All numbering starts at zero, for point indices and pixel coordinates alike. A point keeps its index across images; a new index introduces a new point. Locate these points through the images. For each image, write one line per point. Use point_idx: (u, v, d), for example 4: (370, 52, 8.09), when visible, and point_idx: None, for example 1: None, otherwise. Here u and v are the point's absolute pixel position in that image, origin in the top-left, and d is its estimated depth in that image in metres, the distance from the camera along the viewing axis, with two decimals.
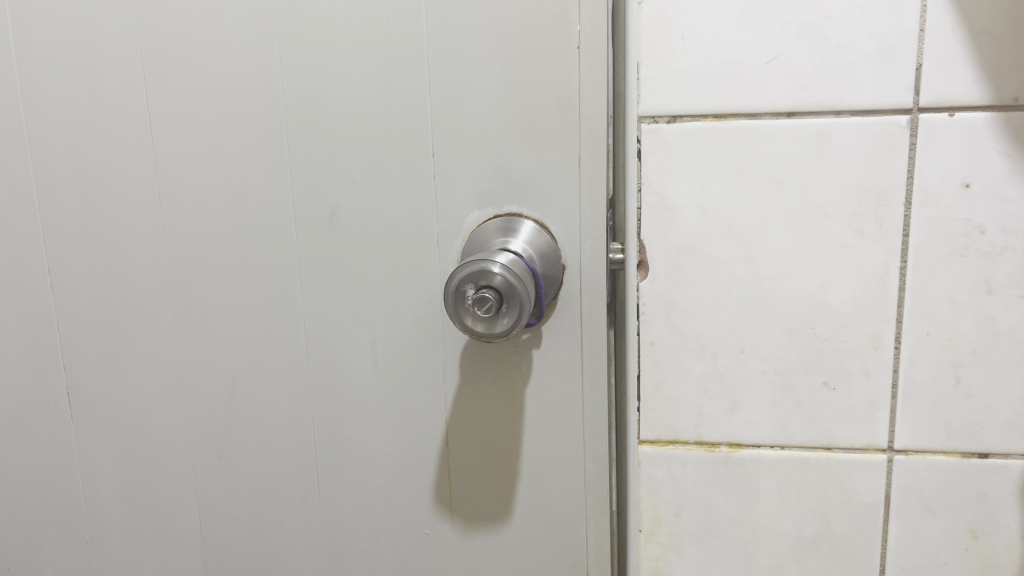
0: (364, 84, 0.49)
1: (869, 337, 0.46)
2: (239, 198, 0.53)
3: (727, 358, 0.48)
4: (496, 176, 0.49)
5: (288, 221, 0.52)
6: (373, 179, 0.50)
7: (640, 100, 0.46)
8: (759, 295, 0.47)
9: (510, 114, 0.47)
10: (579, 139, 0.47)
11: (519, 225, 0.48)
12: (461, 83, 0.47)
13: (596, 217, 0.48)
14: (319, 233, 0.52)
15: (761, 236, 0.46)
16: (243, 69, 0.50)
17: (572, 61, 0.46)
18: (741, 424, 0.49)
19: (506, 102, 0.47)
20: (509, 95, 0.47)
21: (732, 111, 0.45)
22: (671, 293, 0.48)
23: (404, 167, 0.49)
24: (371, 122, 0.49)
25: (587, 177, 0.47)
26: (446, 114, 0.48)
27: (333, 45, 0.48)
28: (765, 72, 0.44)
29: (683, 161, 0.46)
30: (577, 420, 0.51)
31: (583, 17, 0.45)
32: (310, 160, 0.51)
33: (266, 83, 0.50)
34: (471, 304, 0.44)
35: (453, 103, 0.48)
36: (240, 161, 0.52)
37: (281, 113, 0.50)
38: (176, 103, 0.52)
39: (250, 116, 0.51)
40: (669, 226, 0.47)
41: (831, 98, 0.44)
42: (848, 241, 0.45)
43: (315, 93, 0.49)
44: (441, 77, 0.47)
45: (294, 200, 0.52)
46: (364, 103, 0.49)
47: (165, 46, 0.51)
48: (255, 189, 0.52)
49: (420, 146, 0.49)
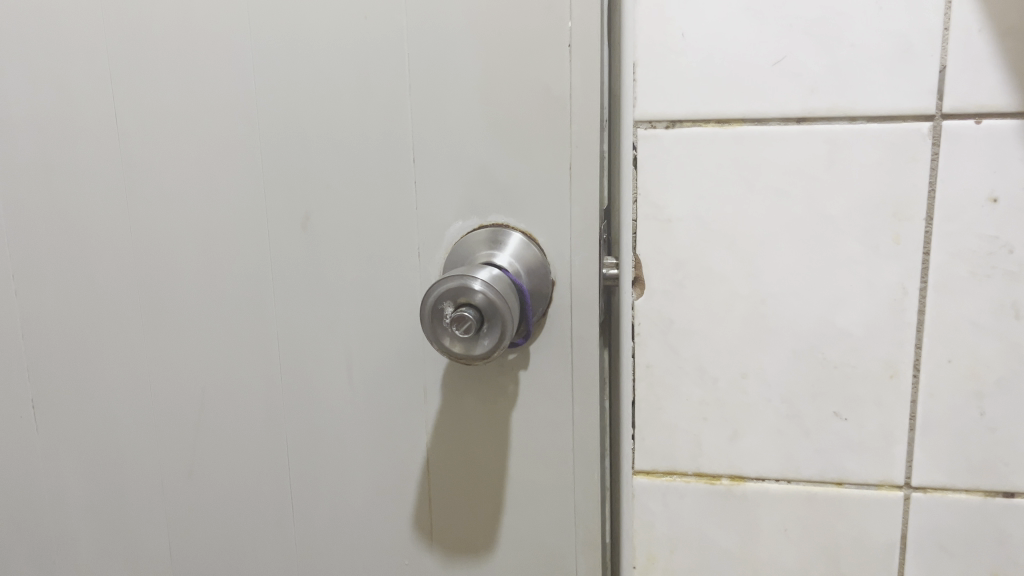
0: (340, 83, 0.45)
1: (884, 362, 0.42)
2: (210, 202, 0.49)
3: (728, 383, 0.44)
4: (480, 183, 0.45)
5: (261, 228, 0.49)
6: (349, 184, 0.47)
7: (636, 102, 0.42)
8: (762, 314, 0.43)
9: (495, 117, 0.43)
10: (570, 143, 0.43)
11: (507, 237, 0.45)
12: (444, 81, 0.44)
13: (588, 228, 0.44)
14: (293, 240, 0.48)
15: (766, 251, 0.42)
16: (213, 65, 0.47)
17: (562, 60, 0.42)
18: (744, 455, 0.45)
19: (491, 104, 0.43)
20: (494, 97, 0.43)
21: (736, 116, 0.41)
22: (668, 312, 0.44)
23: (382, 173, 0.46)
24: (347, 123, 0.46)
25: (578, 184, 0.43)
26: (427, 116, 0.44)
27: (308, 39, 0.45)
28: (772, 72, 0.40)
29: (683, 170, 0.42)
30: (566, 448, 0.47)
31: (575, 11, 0.41)
32: (283, 164, 0.47)
33: (238, 80, 0.47)
34: (450, 323, 0.40)
35: (435, 103, 0.44)
36: (211, 162, 0.49)
37: (254, 112, 0.47)
38: (146, 98, 0.49)
39: (220, 116, 0.48)
40: (666, 240, 0.43)
41: (844, 103, 0.40)
42: (861, 257, 0.41)
43: (288, 91, 0.46)
44: (421, 76, 0.44)
45: (267, 205, 0.48)
46: (340, 102, 0.45)
47: (134, 37, 0.48)
48: (227, 192, 0.49)
49: (400, 150, 0.45)
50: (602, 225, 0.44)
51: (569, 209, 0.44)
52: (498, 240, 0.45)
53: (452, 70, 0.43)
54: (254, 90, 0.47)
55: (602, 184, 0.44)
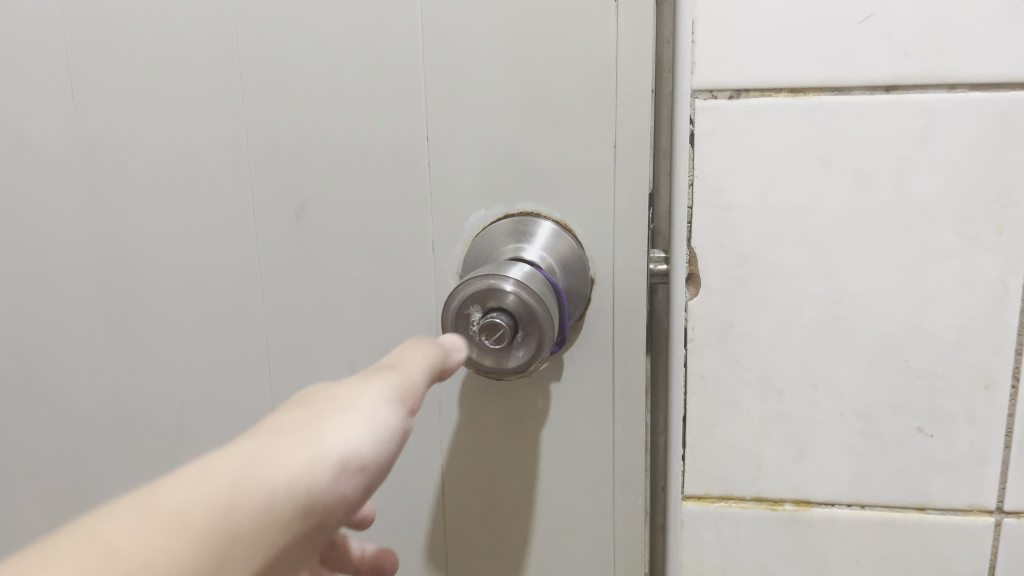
0: (339, 48, 0.38)
1: (979, 372, 0.36)
2: (186, 191, 0.42)
3: (795, 396, 0.38)
4: (507, 166, 0.38)
5: (247, 218, 0.42)
6: (350, 168, 0.40)
7: (694, 69, 0.35)
8: (838, 318, 0.37)
9: (524, 87, 0.37)
10: (615, 119, 0.36)
11: (536, 228, 0.38)
12: (464, 44, 0.37)
13: (635, 218, 0.38)
14: (284, 233, 0.41)
15: (845, 244, 0.36)
16: (187, 29, 0.40)
17: (607, 18, 0.35)
18: (811, 478, 0.39)
19: (520, 72, 0.37)
20: (524, 63, 0.37)
21: (813, 85, 0.35)
22: (727, 314, 0.38)
23: (389, 154, 0.39)
24: (348, 97, 0.39)
25: (624, 166, 0.37)
26: (444, 88, 0.38)
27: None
28: (858, 33, 0.34)
29: (748, 148, 0.36)
30: (605, 471, 0.41)
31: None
32: (271, 144, 0.40)
33: (218, 45, 0.40)
34: (478, 331, 0.34)
35: (454, 70, 0.37)
36: (187, 142, 0.42)
37: (237, 83, 0.40)
38: (108, 66, 0.42)
39: (197, 89, 0.41)
40: (727, 231, 0.37)
41: (942, 68, 0.34)
42: (956, 251, 0.35)
43: (277, 59, 0.39)
44: (436, 40, 0.37)
45: (254, 192, 0.41)
46: (339, 71, 0.38)
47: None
48: (206, 177, 0.42)
49: (410, 128, 0.39)
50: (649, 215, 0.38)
51: (612, 196, 0.38)
52: (527, 231, 0.38)
53: (474, 32, 0.37)
54: (237, 56, 0.40)
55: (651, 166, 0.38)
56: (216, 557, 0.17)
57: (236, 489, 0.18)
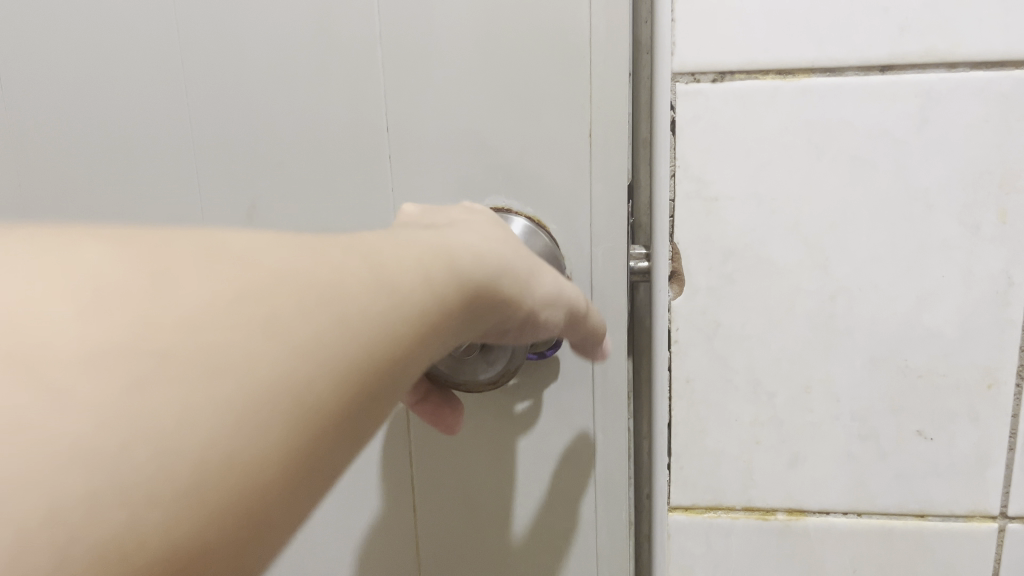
0: (288, 31, 0.35)
1: (982, 371, 0.34)
2: (128, 187, 0.39)
3: (788, 400, 0.36)
4: (475, 159, 0.35)
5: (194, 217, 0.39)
6: (305, 162, 0.37)
7: (674, 50, 0.33)
8: (832, 315, 0.35)
9: (493, 71, 0.34)
10: (589, 105, 0.34)
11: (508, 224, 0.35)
12: (424, 25, 0.34)
13: (613, 213, 0.35)
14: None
15: (839, 236, 0.34)
16: (123, 12, 0.36)
17: None
18: (805, 485, 0.37)
19: (486, 54, 0.34)
20: (491, 45, 0.34)
21: (803, 65, 0.32)
22: (715, 314, 0.35)
23: (347, 147, 0.36)
24: (300, 83, 0.36)
25: (600, 156, 0.34)
26: (404, 73, 0.35)
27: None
28: (851, 7, 0.31)
29: (734, 136, 0.33)
30: (587, 483, 0.38)
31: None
32: (219, 137, 0.37)
33: (157, 28, 0.36)
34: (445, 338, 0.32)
35: (414, 53, 0.34)
36: (127, 136, 0.38)
37: (180, 70, 0.37)
38: (37, 52, 0.38)
39: (136, 77, 0.37)
40: (712, 225, 0.34)
41: (942, 45, 0.31)
42: (957, 242, 0.33)
43: (221, 44, 0.36)
44: (394, 21, 0.34)
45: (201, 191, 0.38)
46: (289, 56, 0.35)
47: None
48: (149, 174, 0.39)
49: (370, 117, 0.36)
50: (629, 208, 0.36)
51: (589, 189, 0.35)
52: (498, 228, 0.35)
53: (435, 11, 0.34)
54: (178, 42, 0.36)
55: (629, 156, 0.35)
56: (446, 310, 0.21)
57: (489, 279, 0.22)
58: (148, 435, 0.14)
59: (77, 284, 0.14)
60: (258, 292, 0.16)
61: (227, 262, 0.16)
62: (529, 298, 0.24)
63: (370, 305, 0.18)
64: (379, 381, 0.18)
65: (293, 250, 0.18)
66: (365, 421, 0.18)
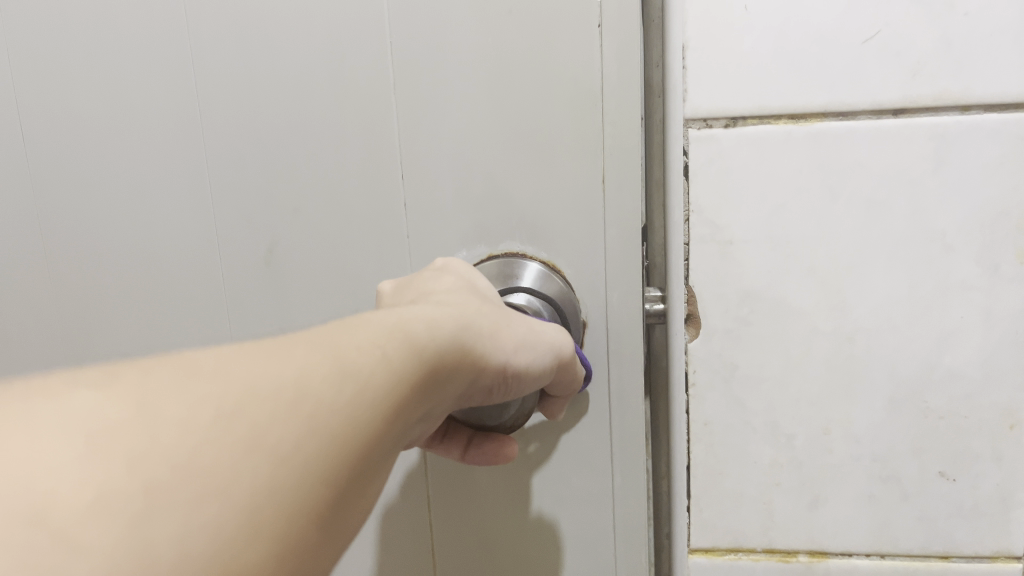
0: (304, 82, 0.35)
1: (1004, 411, 0.34)
2: (146, 235, 0.39)
3: (807, 442, 0.36)
4: (490, 205, 0.36)
5: (211, 266, 0.39)
6: (321, 210, 0.37)
7: (685, 95, 0.33)
8: (850, 356, 0.34)
9: (506, 119, 0.34)
10: (602, 151, 0.34)
11: (523, 269, 0.35)
12: (438, 75, 0.34)
13: (628, 258, 0.35)
14: (251, 281, 0.38)
15: (855, 278, 0.33)
16: (142, 66, 0.37)
17: (591, 44, 0.33)
18: (827, 527, 0.36)
19: (500, 103, 0.34)
20: (504, 93, 0.34)
21: (816, 109, 0.32)
22: (732, 356, 0.35)
23: (363, 194, 0.36)
24: (315, 132, 0.36)
25: (614, 201, 0.34)
26: (419, 122, 0.35)
27: (260, 25, 0.35)
28: (862, 52, 0.31)
29: (747, 180, 0.33)
30: (606, 526, 0.38)
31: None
32: (236, 186, 0.37)
33: (175, 81, 0.37)
34: None
35: (429, 102, 0.35)
36: (146, 187, 0.39)
37: (197, 121, 0.37)
38: (59, 106, 0.39)
39: (155, 128, 0.38)
40: (727, 268, 0.34)
41: (954, 88, 0.31)
42: (975, 283, 0.33)
43: (238, 95, 0.36)
44: (408, 72, 0.34)
45: (217, 240, 0.38)
46: (305, 106, 0.36)
47: (41, 30, 0.38)
48: (166, 224, 0.39)
49: (385, 165, 0.36)
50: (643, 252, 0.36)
51: (603, 233, 0.35)
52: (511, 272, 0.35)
53: (448, 60, 0.34)
54: (195, 94, 0.37)
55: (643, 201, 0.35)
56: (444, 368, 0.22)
57: (453, 344, 0.23)
58: (154, 570, 0.14)
59: (58, 433, 0.15)
60: (233, 409, 0.17)
61: (249, 358, 0.18)
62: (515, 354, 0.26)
63: (348, 398, 0.18)
64: (361, 469, 0.19)
65: (257, 360, 0.18)
66: (352, 510, 0.19)
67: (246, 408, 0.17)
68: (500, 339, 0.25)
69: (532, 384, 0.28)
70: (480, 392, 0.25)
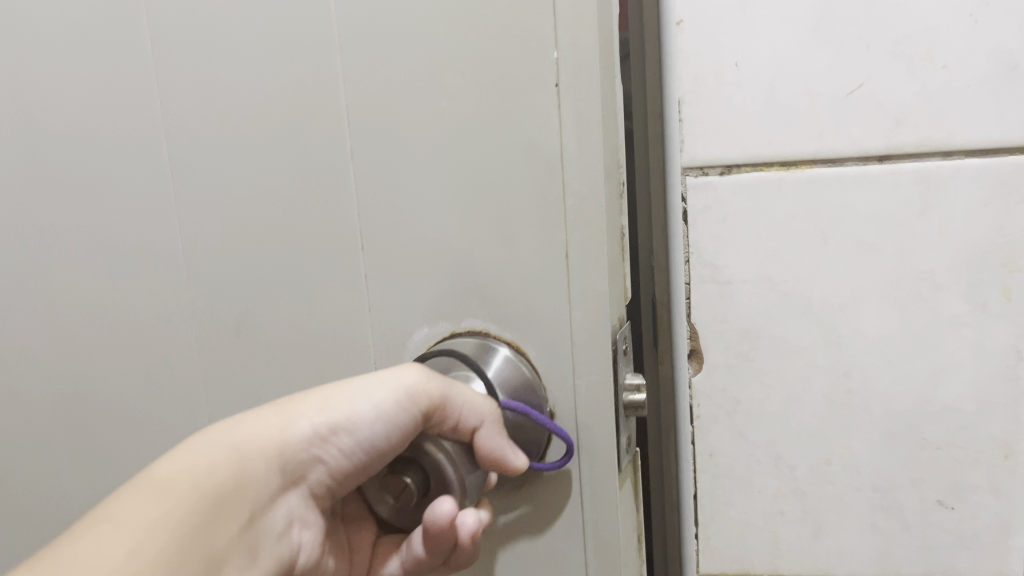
0: (270, 144, 0.34)
1: (998, 442, 0.35)
2: (118, 298, 0.38)
3: (809, 473, 0.37)
4: (454, 280, 0.33)
5: (185, 335, 0.37)
6: (285, 284, 0.35)
7: (682, 146, 0.35)
8: (848, 389, 0.36)
9: (464, 186, 0.32)
10: (566, 225, 0.31)
11: (490, 355, 0.33)
12: (396, 136, 0.32)
13: (598, 340, 0.32)
14: (224, 351, 0.37)
15: (850, 314, 0.35)
16: (117, 129, 0.37)
17: (551, 105, 0.30)
18: (831, 555, 0.38)
19: (460, 169, 0.32)
20: (462, 161, 0.32)
21: (806, 157, 0.34)
22: (735, 390, 0.37)
23: (324, 266, 0.35)
24: (279, 197, 0.35)
25: (578, 280, 0.32)
26: (381, 184, 0.33)
27: (226, 90, 0.34)
28: (848, 103, 0.33)
29: (743, 224, 0.35)
30: None
31: (562, 35, 0.30)
32: (204, 253, 0.36)
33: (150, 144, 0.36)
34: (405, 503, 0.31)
35: (388, 165, 0.33)
36: (123, 254, 0.38)
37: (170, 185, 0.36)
38: (38, 178, 0.39)
39: (129, 191, 0.37)
40: (727, 306, 0.36)
41: (936, 136, 0.33)
42: (965, 318, 0.34)
43: (208, 159, 0.35)
44: (366, 133, 0.33)
45: (194, 309, 0.37)
46: (271, 170, 0.34)
47: (27, 103, 0.38)
48: (143, 293, 0.38)
49: (345, 233, 0.34)
50: (615, 335, 0.33)
51: (568, 312, 0.32)
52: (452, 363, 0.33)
53: (409, 123, 0.32)
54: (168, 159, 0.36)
55: (614, 276, 0.33)
56: (241, 467, 0.28)
57: (226, 452, 0.28)
58: None
59: None
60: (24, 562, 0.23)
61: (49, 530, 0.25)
62: (320, 418, 0.29)
63: (115, 525, 0.25)
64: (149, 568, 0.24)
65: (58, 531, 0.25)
66: None
67: (71, 562, 0.23)
68: (282, 425, 0.29)
69: (382, 446, 0.30)
70: (300, 462, 0.30)
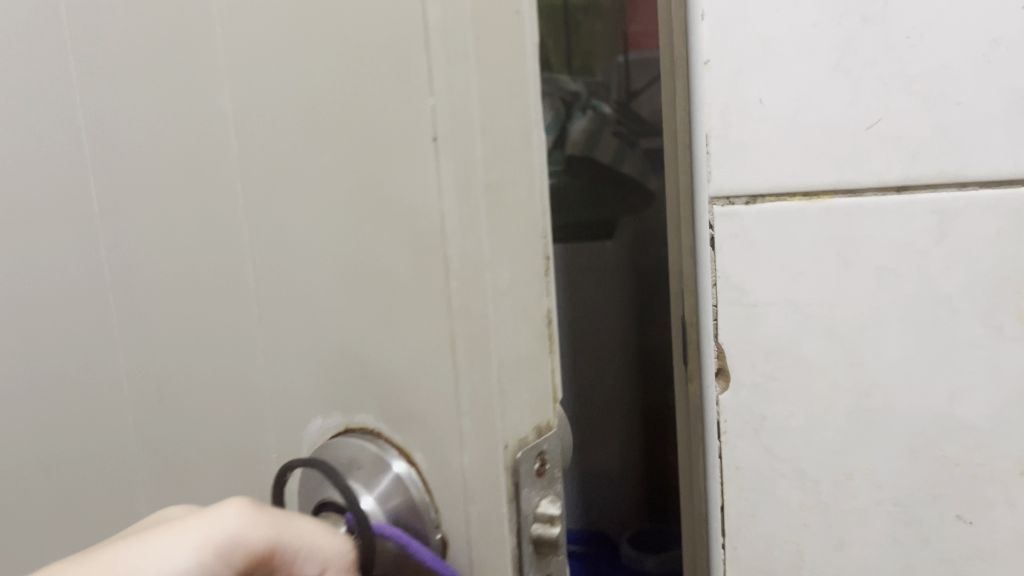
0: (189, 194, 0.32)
1: (1016, 460, 0.36)
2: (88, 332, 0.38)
3: (832, 486, 0.39)
4: (342, 369, 0.29)
5: (135, 380, 0.37)
6: (200, 357, 0.34)
7: (710, 177, 0.38)
8: (869, 408, 0.38)
9: (348, 261, 0.28)
10: (449, 312, 0.26)
11: (382, 466, 0.28)
12: (282, 195, 0.29)
13: (488, 460, 0.26)
14: (152, 417, 0.36)
15: (870, 336, 0.37)
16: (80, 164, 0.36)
17: (428, 163, 0.25)
18: (854, 566, 0.39)
19: (336, 243, 0.28)
20: (340, 235, 0.28)
21: (827, 187, 0.36)
22: (760, 406, 0.39)
23: (226, 338, 0.32)
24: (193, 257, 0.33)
25: (467, 387, 0.26)
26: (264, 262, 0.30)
27: (162, 136, 0.33)
28: (867, 137, 0.35)
29: (768, 250, 0.38)
30: None
31: (437, 78, 0.24)
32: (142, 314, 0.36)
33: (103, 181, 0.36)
34: None
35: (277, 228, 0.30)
36: (85, 306, 0.38)
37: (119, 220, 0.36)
38: (17, 221, 0.39)
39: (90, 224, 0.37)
40: (753, 327, 0.39)
41: (952, 167, 0.35)
42: (982, 340, 0.36)
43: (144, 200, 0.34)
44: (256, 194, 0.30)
45: (137, 374, 0.37)
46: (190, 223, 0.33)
47: (22, 143, 0.39)
48: (95, 347, 0.38)
49: (244, 303, 0.31)
50: (513, 458, 0.27)
51: (456, 420, 0.26)
52: (338, 450, 0.29)
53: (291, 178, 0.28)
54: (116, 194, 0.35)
55: (519, 376, 0.27)
56: None
57: None
58: None
59: None
60: None
61: None
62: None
63: None
64: None
65: None
66: None
67: None
68: None
69: None
70: None
